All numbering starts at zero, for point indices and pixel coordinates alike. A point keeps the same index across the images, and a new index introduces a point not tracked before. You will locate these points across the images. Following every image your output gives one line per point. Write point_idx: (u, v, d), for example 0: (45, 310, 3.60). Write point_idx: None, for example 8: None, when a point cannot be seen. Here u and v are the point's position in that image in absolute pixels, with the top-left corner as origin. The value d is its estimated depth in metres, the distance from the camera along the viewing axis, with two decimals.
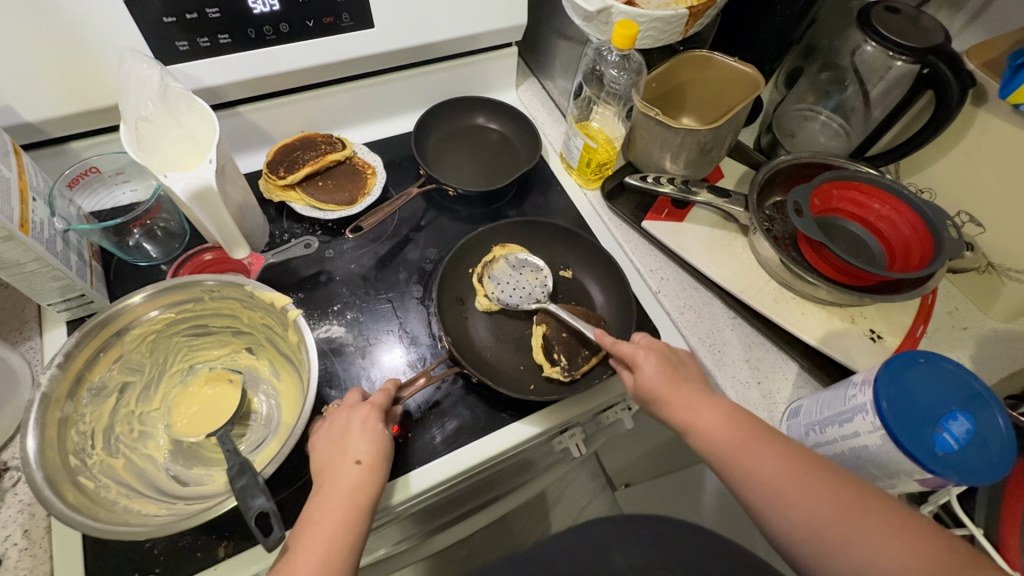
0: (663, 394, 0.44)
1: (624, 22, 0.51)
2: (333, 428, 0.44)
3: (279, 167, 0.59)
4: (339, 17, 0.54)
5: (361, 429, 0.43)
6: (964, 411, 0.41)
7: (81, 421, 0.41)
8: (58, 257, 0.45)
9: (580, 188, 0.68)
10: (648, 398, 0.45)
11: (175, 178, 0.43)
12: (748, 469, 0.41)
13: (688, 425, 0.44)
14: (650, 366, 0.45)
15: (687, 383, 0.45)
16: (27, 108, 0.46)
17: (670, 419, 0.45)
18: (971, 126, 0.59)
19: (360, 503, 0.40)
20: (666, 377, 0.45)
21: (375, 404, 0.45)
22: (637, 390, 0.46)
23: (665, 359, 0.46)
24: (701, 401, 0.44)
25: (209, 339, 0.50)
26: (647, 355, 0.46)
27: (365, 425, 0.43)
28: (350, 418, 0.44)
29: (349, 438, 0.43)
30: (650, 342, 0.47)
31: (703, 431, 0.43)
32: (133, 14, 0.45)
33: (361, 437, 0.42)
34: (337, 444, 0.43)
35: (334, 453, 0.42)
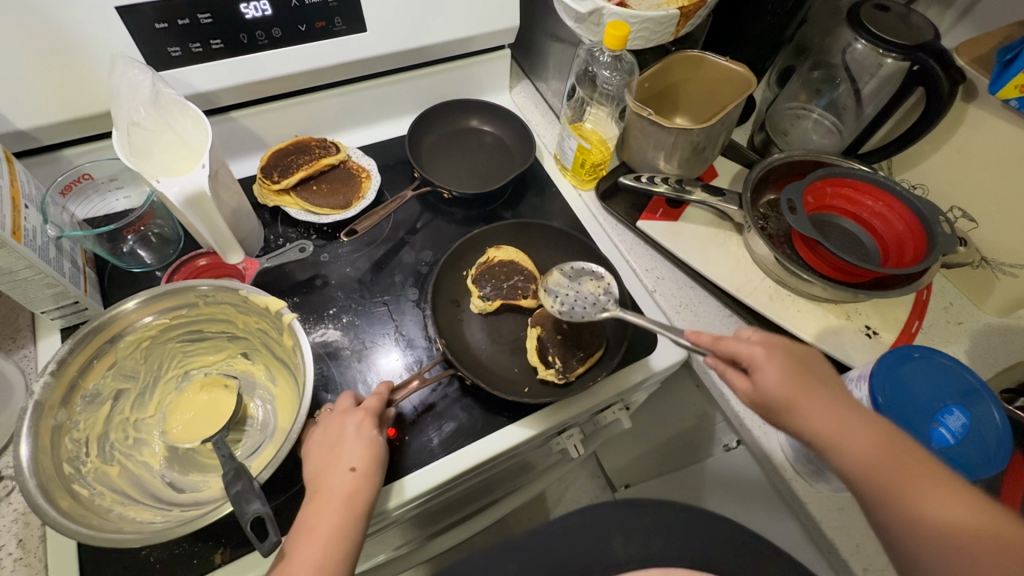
0: (798, 402, 0.36)
1: (616, 23, 0.51)
2: (327, 433, 0.44)
3: (273, 172, 0.59)
4: (332, 21, 0.54)
5: (355, 436, 0.43)
6: (959, 405, 0.41)
7: (75, 428, 0.41)
8: (51, 264, 0.45)
9: (575, 189, 0.68)
10: (773, 407, 0.37)
11: (168, 184, 0.43)
12: (913, 500, 0.32)
13: (836, 440, 0.35)
14: (775, 371, 0.37)
15: (823, 388, 0.37)
16: (20, 115, 0.46)
17: (802, 428, 0.36)
18: (962, 122, 0.59)
19: (354, 510, 0.40)
20: (795, 381, 0.37)
21: (369, 408, 0.45)
22: (757, 397, 0.38)
23: (793, 362, 0.38)
24: (843, 414, 0.36)
25: (204, 345, 0.49)
26: (772, 357, 0.38)
27: (359, 430, 0.43)
28: (344, 423, 0.44)
29: (344, 444, 0.42)
30: (765, 340, 0.40)
31: (846, 448, 0.34)
32: (124, 20, 0.45)
33: (355, 443, 0.42)
34: (331, 450, 0.42)
35: (327, 460, 0.42)
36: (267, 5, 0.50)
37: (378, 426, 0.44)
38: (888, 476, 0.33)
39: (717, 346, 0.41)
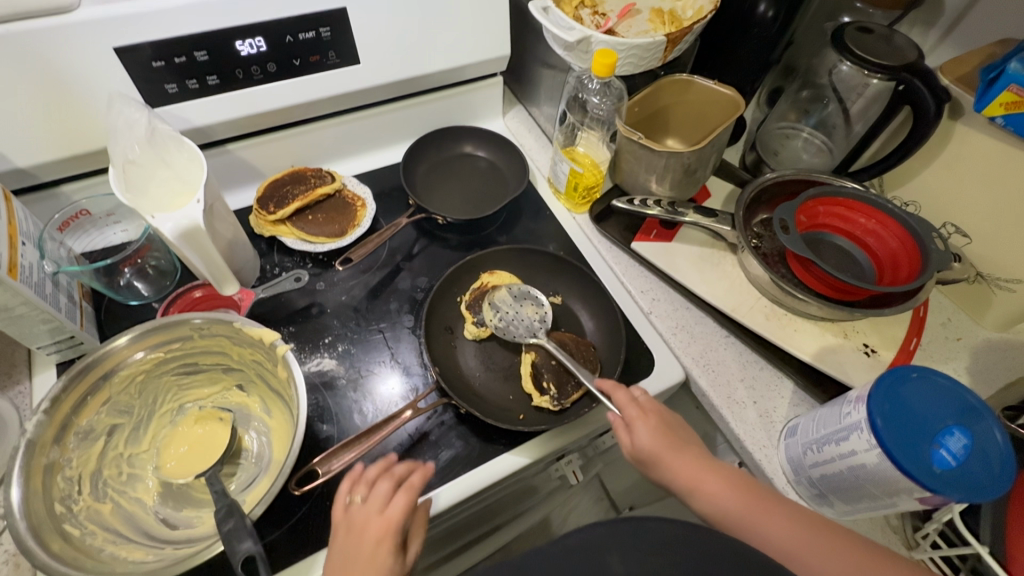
0: (663, 456, 0.44)
1: (603, 51, 0.52)
2: (347, 536, 0.40)
3: (269, 203, 0.59)
4: (326, 55, 0.55)
5: (371, 560, 0.38)
6: (960, 425, 0.40)
7: (67, 466, 0.40)
8: (47, 300, 0.45)
9: (569, 213, 0.68)
10: (648, 460, 0.44)
11: (163, 219, 0.44)
12: (756, 533, 0.40)
13: (691, 488, 0.43)
14: (648, 429, 0.45)
15: (687, 445, 0.44)
16: (18, 154, 0.47)
17: (671, 480, 0.44)
18: (950, 140, 0.59)
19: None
20: (661, 438, 0.44)
21: (390, 522, 0.39)
22: (635, 451, 0.45)
23: (664, 422, 0.45)
24: (699, 464, 0.43)
25: (199, 378, 0.49)
26: (644, 416, 0.45)
27: (375, 552, 0.38)
28: (364, 534, 0.39)
29: (357, 566, 0.38)
30: (650, 404, 0.47)
31: (702, 492, 0.42)
32: (123, 60, 0.47)
33: (367, 569, 0.38)
34: (342, 565, 0.38)
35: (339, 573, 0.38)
36: (261, 41, 0.51)
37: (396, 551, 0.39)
38: (734, 513, 0.41)
39: (613, 394, 0.47)
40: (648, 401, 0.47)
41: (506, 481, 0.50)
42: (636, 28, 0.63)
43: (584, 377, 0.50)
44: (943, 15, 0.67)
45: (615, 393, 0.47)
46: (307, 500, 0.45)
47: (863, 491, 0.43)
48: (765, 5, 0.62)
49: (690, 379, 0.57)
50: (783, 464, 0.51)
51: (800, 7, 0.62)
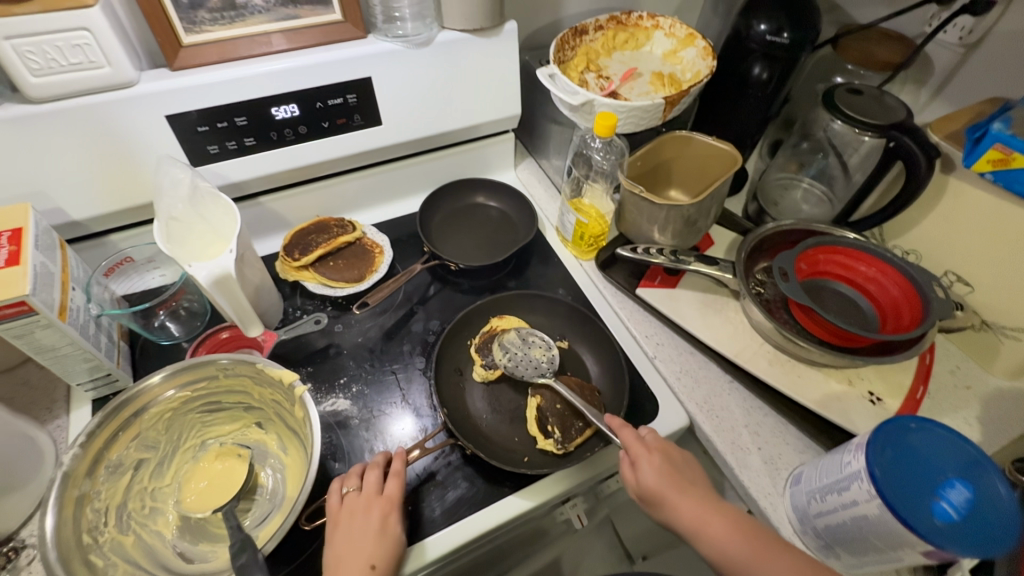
0: (668, 495, 0.44)
1: (604, 114, 0.56)
2: (352, 522, 0.44)
3: (294, 250, 0.64)
4: (351, 118, 0.61)
5: (380, 531, 0.44)
6: (961, 478, 0.40)
7: (97, 498, 0.43)
8: (89, 340, 0.49)
9: (576, 260, 0.71)
10: (653, 500, 0.45)
11: (198, 267, 0.48)
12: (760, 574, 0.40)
13: (696, 531, 0.43)
14: (652, 467, 0.45)
15: (693, 489, 0.45)
16: (75, 208, 0.53)
17: (675, 521, 0.44)
18: (945, 191, 0.61)
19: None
20: (667, 477, 0.45)
21: (391, 498, 0.46)
22: (639, 490, 0.46)
23: (670, 462, 0.46)
24: (705, 508, 0.44)
25: (222, 415, 0.52)
26: (650, 456, 0.46)
27: (382, 526, 0.44)
28: (368, 513, 0.45)
29: (367, 541, 0.43)
30: (659, 444, 0.48)
31: (706, 531, 0.43)
32: (173, 126, 0.53)
33: (378, 539, 0.43)
34: (356, 543, 0.43)
35: (351, 552, 0.43)
36: (294, 107, 0.57)
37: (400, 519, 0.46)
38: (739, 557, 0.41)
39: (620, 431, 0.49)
40: (655, 440, 0.48)
41: (510, 525, 0.51)
42: (638, 89, 0.68)
43: (592, 416, 0.52)
44: (933, 74, 0.71)
45: (622, 431, 0.49)
46: (316, 537, 0.47)
47: (868, 543, 0.43)
48: (759, 67, 0.66)
49: (694, 425, 0.58)
50: (789, 513, 0.51)
51: (793, 69, 0.67)
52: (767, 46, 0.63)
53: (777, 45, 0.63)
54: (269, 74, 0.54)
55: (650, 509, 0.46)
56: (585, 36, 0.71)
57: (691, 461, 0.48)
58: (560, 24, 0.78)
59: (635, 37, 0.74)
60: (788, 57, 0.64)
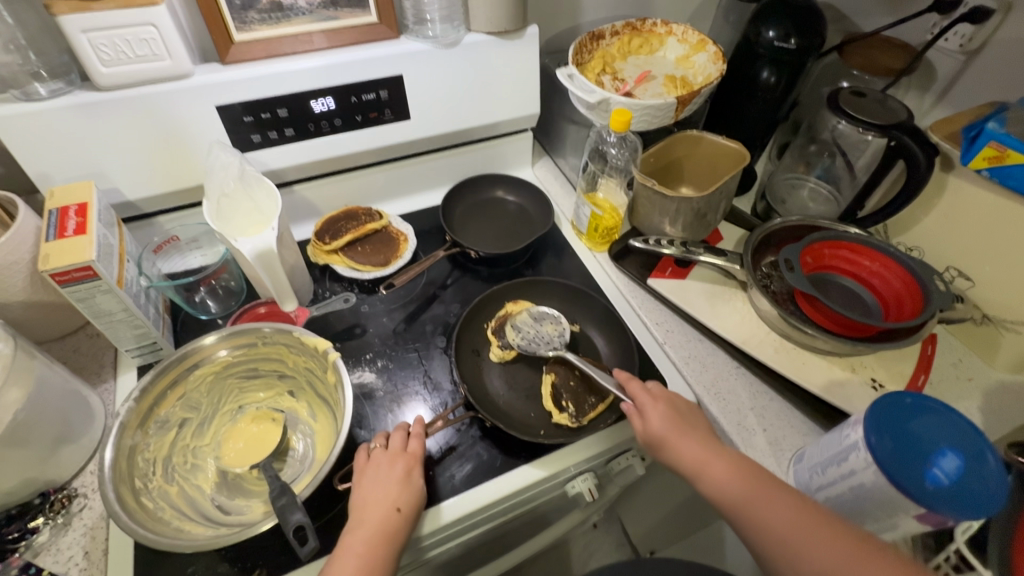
0: (673, 439, 0.48)
1: (620, 110, 0.60)
2: (378, 470, 0.48)
3: (325, 235, 0.68)
4: (382, 112, 0.65)
5: (405, 480, 0.47)
6: (953, 448, 0.42)
7: (146, 449, 0.47)
8: (141, 309, 0.54)
9: (590, 252, 0.75)
10: (658, 444, 0.49)
11: (244, 242, 0.52)
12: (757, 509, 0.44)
13: (696, 469, 0.47)
14: (657, 415, 0.49)
15: (695, 433, 0.48)
16: (130, 189, 0.57)
17: (679, 462, 0.48)
18: (946, 189, 0.64)
19: (393, 545, 0.44)
20: (670, 424, 0.48)
21: (415, 454, 0.49)
22: (645, 435, 0.49)
23: (674, 410, 0.50)
24: (706, 450, 0.47)
25: (258, 382, 0.56)
26: (655, 404, 0.50)
27: (407, 476, 0.47)
28: (393, 465, 0.48)
29: (393, 486, 0.46)
30: (665, 396, 0.51)
31: (707, 472, 0.46)
32: (221, 116, 0.57)
33: (404, 487, 0.47)
34: (382, 488, 0.46)
35: (377, 495, 0.46)
36: (331, 101, 0.62)
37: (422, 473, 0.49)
38: (736, 496, 0.45)
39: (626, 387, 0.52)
40: (660, 391, 0.52)
41: (523, 494, 0.54)
42: (651, 91, 0.72)
43: (601, 377, 0.54)
44: (936, 80, 0.74)
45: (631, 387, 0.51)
46: (341, 498, 0.50)
47: (867, 512, 0.45)
48: (767, 72, 0.70)
49: (702, 407, 0.61)
50: (792, 490, 0.53)
51: (801, 73, 0.70)
52: (775, 51, 0.67)
53: (785, 51, 0.66)
54: (310, 70, 0.59)
55: (653, 453, 0.50)
56: (602, 41, 0.75)
57: (694, 410, 0.52)
58: (578, 31, 0.83)
59: (649, 42, 0.78)
60: (795, 62, 0.68)
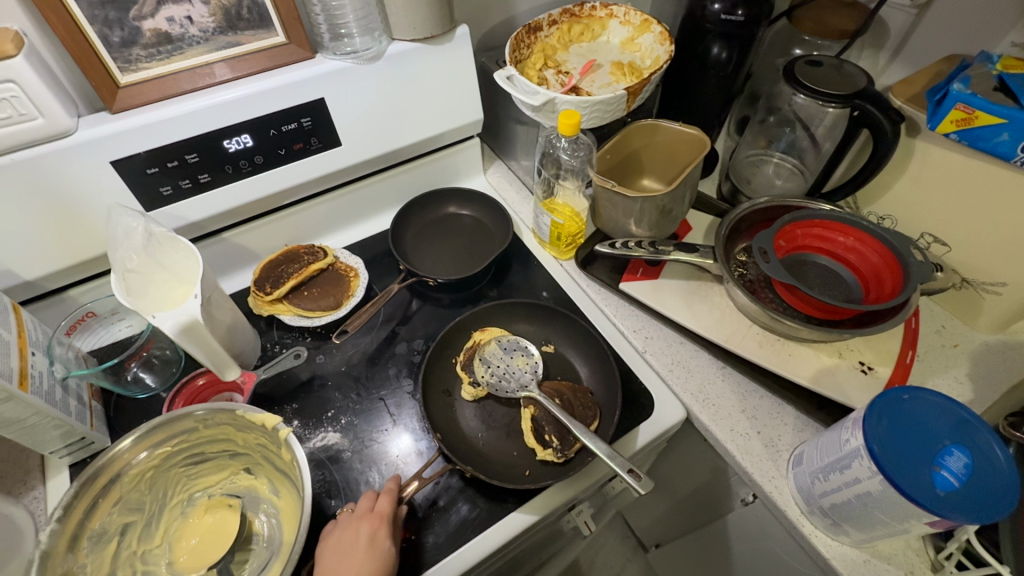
0: None
1: (567, 112, 0.55)
2: (342, 541, 0.44)
3: (265, 284, 0.62)
4: (309, 141, 0.59)
5: (369, 547, 0.43)
6: (958, 444, 0.40)
7: (82, 572, 0.42)
8: (57, 406, 0.47)
9: (556, 260, 0.70)
10: None
11: (163, 317, 0.46)
12: None
13: None
14: None
15: None
16: (26, 268, 0.50)
17: None
18: (913, 154, 0.61)
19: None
20: None
21: (382, 514, 0.45)
22: None
23: None
24: None
25: (207, 466, 0.50)
26: None
27: (372, 542, 0.43)
28: (358, 529, 0.44)
29: (355, 556, 0.42)
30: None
31: None
32: (120, 172, 0.50)
33: (369, 554, 0.42)
34: (343, 560, 0.42)
35: (340, 567, 0.42)
36: (247, 137, 0.55)
37: (392, 535, 0.44)
38: None
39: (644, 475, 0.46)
40: None
41: (519, 538, 0.50)
42: (598, 81, 0.67)
43: (578, 431, 0.50)
44: (889, 37, 0.71)
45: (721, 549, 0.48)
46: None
47: (876, 519, 0.43)
48: (717, 47, 0.65)
49: (691, 416, 0.58)
50: (794, 494, 0.51)
51: (751, 46, 0.66)
52: (722, 25, 0.63)
53: (733, 24, 0.62)
54: (216, 107, 0.52)
55: None
56: (540, 33, 0.69)
57: None
58: (514, 22, 0.77)
59: (591, 28, 0.72)
60: (745, 35, 0.64)
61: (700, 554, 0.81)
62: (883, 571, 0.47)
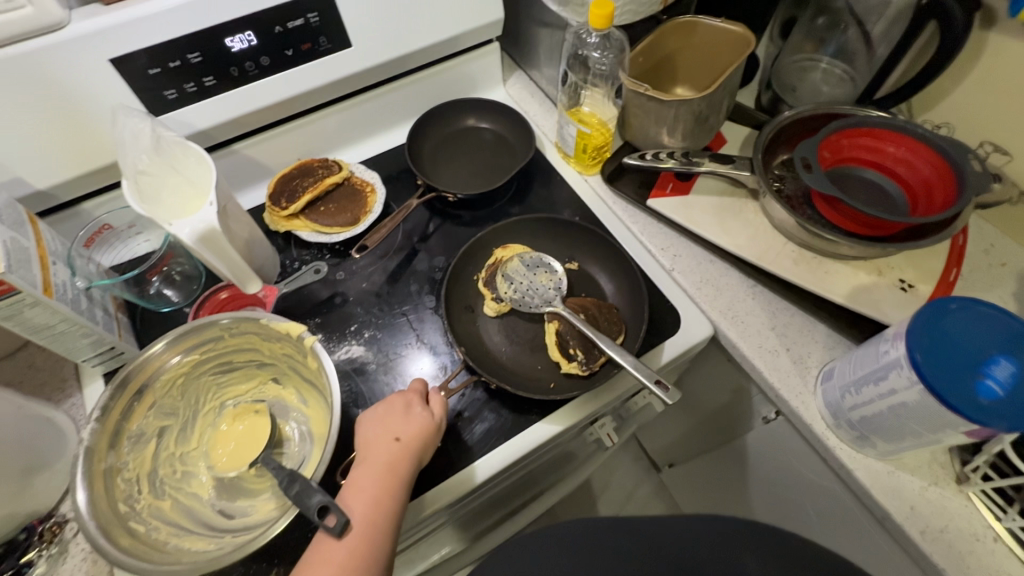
0: None
1: (599, 1, 0.50)
2: (378, 409, 0.45)
3: (280, 199, 0.60)
4: (317, 41, 0.55)
5: (404, 412, 0.44)
6: (1006, 354, 0.38)
7: (125, 469, 0.44)
8: (84, 315, 0.47)
9: (580, 176, 0.67)
10: None
11: (180, 226, 0.44)
12: None
13: None
14: None
15: None
16: (36, 176, 0.48)
17: None
18: (983, 51, 0.55)
19: (398, 476, 0.42)
20: None
21: (416, 390, 0.47)
22: None
23: None
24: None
25: (235, 375, 0.51)
26: None
27: (407, 409, 0.45)
28: (393, 400, 0.46)
29: (392, 419, 0.44)
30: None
31: None
32: (120, 72, 0.47)
33: (405, 419, 0.44)
34: (380, 422, 0.44)
35: (377, 428, 0.44)
36: (251, 35, 0.51)
37: (425, 406, 0.46)
38: None
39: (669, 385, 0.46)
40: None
41: (544, 447, 0.51)
42: None
43: (605, 344, 0.49)
44: None
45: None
46: None
47: (908, 429, 0.42)
48: None
49: (719, 333, 0.56)
50: (822, 409, 0.50)
51: None
52: None
53: None
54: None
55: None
56: None
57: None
58: None
59: None
60: None
61: (715, 472, 0.83)
62: (907, 481, 0.47)
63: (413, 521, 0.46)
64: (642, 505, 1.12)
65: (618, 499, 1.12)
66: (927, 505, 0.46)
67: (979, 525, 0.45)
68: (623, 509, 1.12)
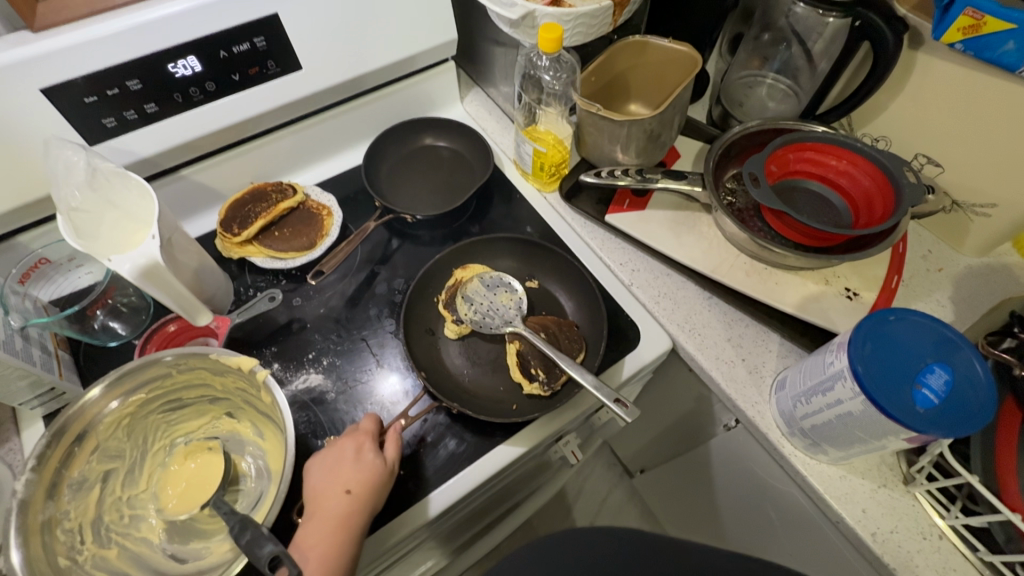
0: None
1: (548, 26, 0.50)
2: (329, 456, 0.45)
3: (231, 225, 0.58)
4: (265, 65, 0.54)
5: (354, 459, 0.44)
6: (940, 362, 0.40)
7: (65, 519, 0.42)
8: (19, 357, 0.45)
9: (539, 193, 0.67)
10: None
11: (120, 260, 0.43)
12: None
13: None
14: None
15: None
16: None
17: None
18: (913, 70, 0.58)
19: (349, 530, 0.41)
20: None
21: (368, 431, 0.46)
22: None
23: None
24: None
25: (186, 412, 0.50)
26: None
27: (358, 454, 0.44)
28: (344, 446, 0.45)
29: (343, 468, 0.43)
30: None
31: None
32: (53, 101, 0.45)
33: (355, 467, 0.43)
34: (331, 472, 0.44)
35: (327, 479, 0.43)
36: (195, 61, 0.49)
37: (377, 448, 0.45)
38: None
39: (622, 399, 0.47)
40: None
41: (507, 470, 0.51)
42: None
43: (565, 363, 0.50)
44: None
45: None
46: None
47: (854, 437, 0.44)
48: None
49: (677, 346, 0.58)
50: (776, 418, 0.52)
51: None
52: None
53: None
54: (155, 25, 0.46)
55: None
56: None
57: None
58: None
59: None
60: None
61: (682, 478, 0.85)
62: (857, 485, 0.49)
63: (373, 554, 0.46)
64: (615, 510, 1.12)
65: (592, 505, 1.12)
66: (877, 507, 0.48)
67: (925, 523, 0.47)
68: (597, 516, 1.13)
